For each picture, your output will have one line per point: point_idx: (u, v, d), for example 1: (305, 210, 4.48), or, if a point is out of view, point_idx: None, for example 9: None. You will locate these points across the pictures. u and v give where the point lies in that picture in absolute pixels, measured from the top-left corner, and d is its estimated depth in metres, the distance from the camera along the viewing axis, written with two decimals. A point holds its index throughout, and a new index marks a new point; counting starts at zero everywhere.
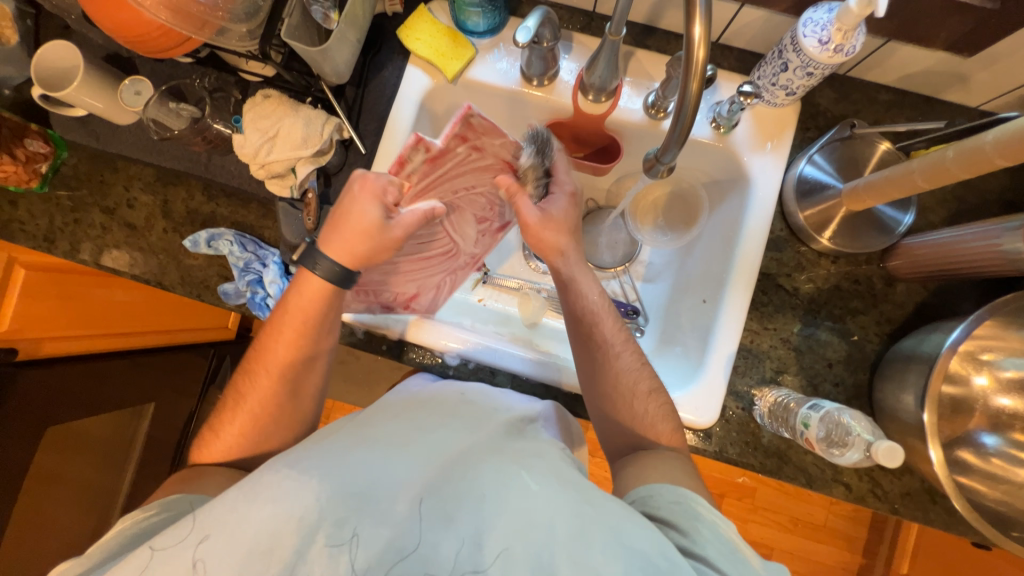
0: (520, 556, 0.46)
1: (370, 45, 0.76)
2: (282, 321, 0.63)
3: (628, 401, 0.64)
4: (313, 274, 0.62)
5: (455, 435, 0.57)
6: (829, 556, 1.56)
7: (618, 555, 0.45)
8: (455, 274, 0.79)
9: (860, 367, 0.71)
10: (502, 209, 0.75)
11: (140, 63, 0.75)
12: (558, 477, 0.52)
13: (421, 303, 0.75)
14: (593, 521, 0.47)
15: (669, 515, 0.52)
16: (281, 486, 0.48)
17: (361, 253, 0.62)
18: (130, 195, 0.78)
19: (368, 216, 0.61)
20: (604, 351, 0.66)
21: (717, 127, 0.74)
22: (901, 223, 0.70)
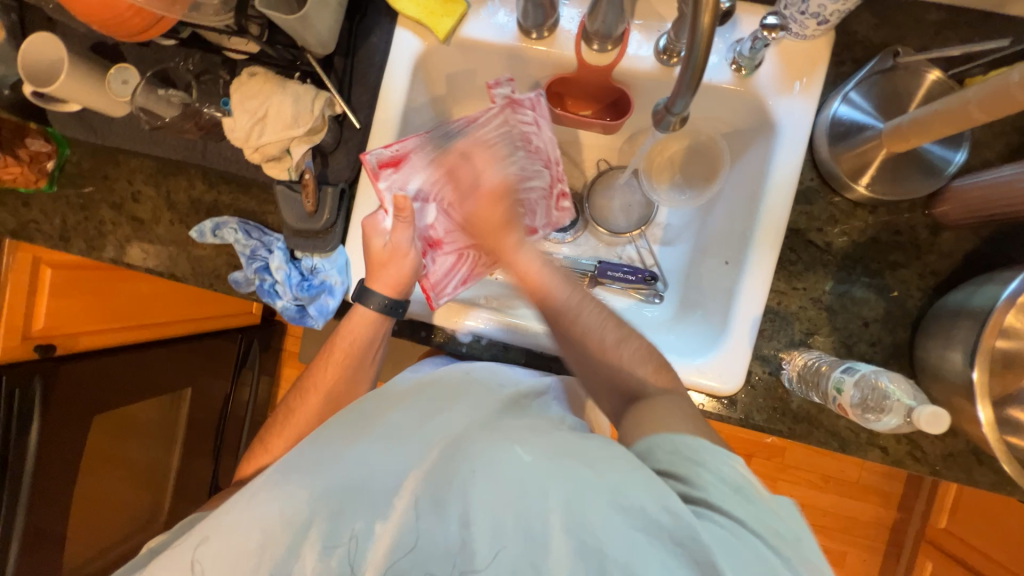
0: (513, 531, 0.47)
1: (356, 8, 0.71)
2: (342, 346, 0.67)
3: (601, 356, 0.60)
4: (364, 304, 0.66)
5: (452, 421, 0.57)
6: (862, 512, 1.54)
7: (612, 517, 0.44)
8: (477, 259, 0.73)
9: (899, 324, 0.66)
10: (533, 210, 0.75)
11: (125, 50, 0.72)
12: (552, 448, 0.51)
13: (435, 272, 0.71)
14: (588, 491, 0.46)
15: (667, 465, 0.48)
16: (271, 490, 0.51)
17: (405, 280, 0.66)
18: (134, 189, 0.78)
19: (406, 231, 0.65)
20: (566, 318, 0.62)
21: (738, 69, 0.67)
22: (951, 163, 0.63)
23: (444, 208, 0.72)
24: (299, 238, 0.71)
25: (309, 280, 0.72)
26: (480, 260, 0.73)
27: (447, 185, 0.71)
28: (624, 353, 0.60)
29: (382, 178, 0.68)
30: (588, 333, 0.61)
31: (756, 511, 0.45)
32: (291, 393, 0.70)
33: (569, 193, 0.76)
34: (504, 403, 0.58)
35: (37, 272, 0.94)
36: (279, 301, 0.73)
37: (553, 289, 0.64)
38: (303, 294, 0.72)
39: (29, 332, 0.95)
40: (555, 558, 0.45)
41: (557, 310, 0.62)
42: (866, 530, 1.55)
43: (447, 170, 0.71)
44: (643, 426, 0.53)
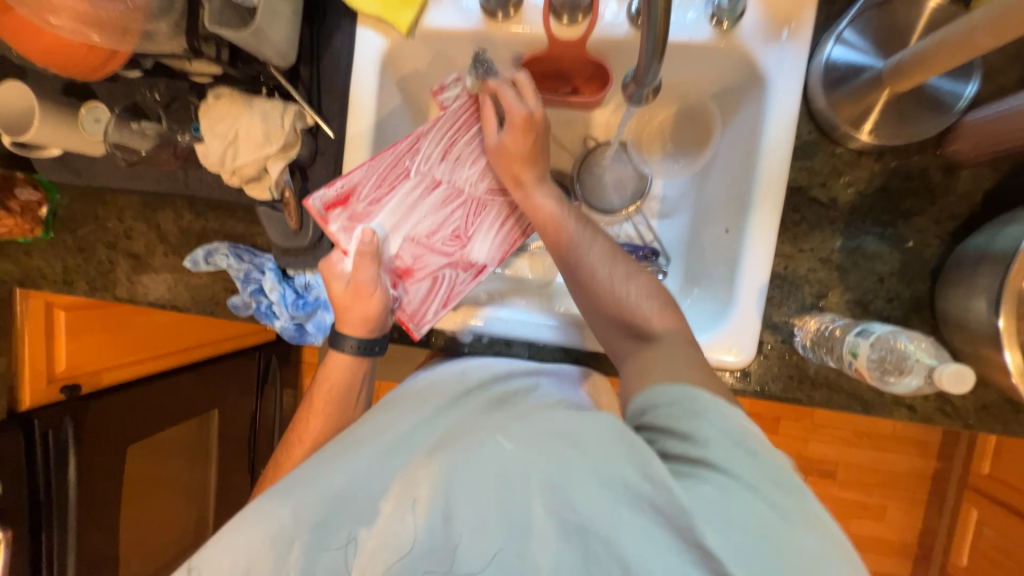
0: (495, 524, 0.47)
1: (315, 13, 0.69)
2: (324, 392, 0.68)
3: (629, 308, 0.58)
4: (340, 350, 0.67)
5: (434, 421, 0.58)
6: (900, 465, 1.50)
7: (598, 493, 0.44)
8: (455, 277, 0.68)
9: (917, 275, 0.62)
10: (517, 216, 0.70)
11: (94, 87, 0.72)
12: (534, 433, 0.50)
13: (415, 299, 0.68)
14: (571, 469, 0.46)
15: (667, 423, 0.46)
16: (260, 511, 0.51)
17: (374, 316, 0.65)
18: (125, 226, 0.78)
19: (369, 269, 0.63)
20: (583, 267, 0.60)
21: (719, 23, 0.63)
22: (961, 98, 0.58)
23: (409, 231, 0.68)
24: (289, 257, 0.72)
25: (304, 297, 0.74)
26: (460, 278, 0.68)
27: (411, 205, 0.68)
28: (644, 306, 0.58)
29: (331, 221, 0.66)
30: (609, 285, 0.59)
31: (755, 463, 0.42)
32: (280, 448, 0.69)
33: None
34: (491, 400, 0.59)
35: (51, 316, 0.96)
36: (278, 321, 0.74)
37: (576, 241, 0.62)
38: (299, 312, 0.73)
39: (52, 373, 0.97)
40: (539, 544, 0.46)
41: (574, 263, 0.61)
42: (906, 482, 1.51)
43: (401, 193, 0.68)
44: (647, 377, 0.51)
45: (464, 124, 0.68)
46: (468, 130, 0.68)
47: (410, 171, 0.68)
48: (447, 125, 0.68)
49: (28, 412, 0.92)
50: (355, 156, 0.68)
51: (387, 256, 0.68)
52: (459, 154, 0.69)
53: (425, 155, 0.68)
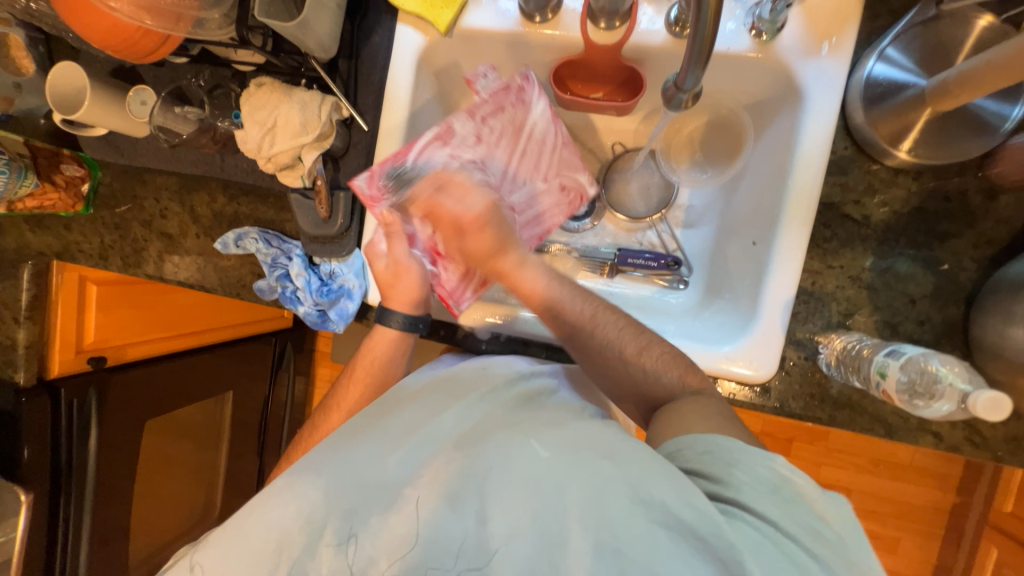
0: (528, 526, 0.47)
1: (356, 9, 0.71)
2: (367, 365, 0.73)
3: (620, 364, 0.61)
4: (387, 324, 0.71)
5: (467, 412, 0.58)
6: (917, 496, 1.46)
7: (633, 513, 0.44)
8: None
9: (951, 299, 0.61)
10: (553, 208, 0.75)
11: (143, 71, 0.75)
12: (568, 442, 0.51)
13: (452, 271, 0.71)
14: (606, 484, 0.46)
15: (695, 464, 0.48)
16: (292, 488, 0.52)
17: (418, 294, 0.70)
18: (161, 206, 0.81)
19: (400, 245, 0.70)
20: (580, 337, 0.62)
21: (758, 35, 0.62)
22: (1007, 119, 0.56)
23: None
24: (315, 244, 0.73)
25: (328, 285, 0.75)
26: None
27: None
28: (646, 361, 0.60)
29: (375, 202, 0.67)
30: (606, 346, 0.61)
31: (789, 510, 0.42)
32: (319, 410, 0.75)
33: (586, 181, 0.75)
34: (518, 398, 0.59)
35: (84, 289, 0.99)
36: (301, 306, 0.75)
37: (563, 306, 0.63)
38: (323, 299, 0.74)
39: (81, 345, 1.00)
40: (571, 555, 0.45)
41: (570, 329, 0.62)
42: (922, 515, 1.47)
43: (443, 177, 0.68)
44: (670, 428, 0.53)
45: (500, 106, 0.70)
46: (496, 114, 0.71)
47: (441, 149, 0.69)
48: (481, 110, 0.70)
49: (55, 381, 0.95)
50: (387, 150, 0.70)
51: (417, 229, 0.71)
52: (491, 137, 0.72)
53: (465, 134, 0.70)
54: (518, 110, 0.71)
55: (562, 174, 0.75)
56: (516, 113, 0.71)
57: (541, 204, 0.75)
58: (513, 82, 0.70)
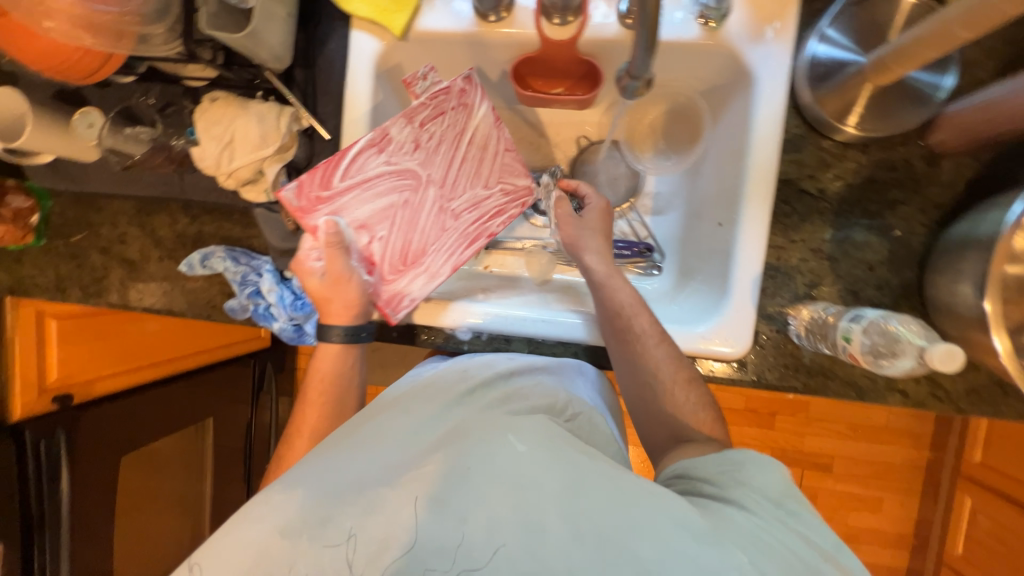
0: (510, 519, 0.48)
1: (308, 17, 0.70)
2: (316, 382, 0.69)
3: (671, 395, 0.61)
4: (328, 340, 0.68)
5: (448, 414, 0.59)
6: (895, 456, 1.52)
7: (619, 507, 0.47)
8: (435, 263, 0.67)
9: (905, 264, 0.64)
10: (498, 217, 0.69)
11: (89, 93, 0.72)
12: (545, 440, 0.52)
13: (390, 282, 0.67)
14: (585, 478, 0.49)
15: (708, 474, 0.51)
16: (272, 499, 0.51)
17: (355, 304, 0.67)
18: (119, 231, 0.78)
19: (341, 260, 0.65)
20: (641, 344, 0.62)
21: (706, 22, 0.64)
22: (940, 89, 0.60)
23: (388, 224, 0.67)
24: (286, 258, 0.73)
25: (302, 298, 0.74)
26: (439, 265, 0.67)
27: (373, 191, 0.67)
28: (685, 397, 0.61)
29: (306, 214, 0.65)
30: (653, 375, 0.61)
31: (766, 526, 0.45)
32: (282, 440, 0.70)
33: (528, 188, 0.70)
34: (497, 398, 0.60)
35: (43, 326, 0.94)
36: (276, 323, 0.74)
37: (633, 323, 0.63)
38: (298, 313, 0.74)
39: (43, 385, 0.95)
40: (551, 544, 0.46)
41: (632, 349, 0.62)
42: (901, 473, 1.53)
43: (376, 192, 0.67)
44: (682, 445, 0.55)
45: (439, 112, 0.68)
46: (436, 119, 0.68)
47: (377, 156, 0.66)
48: (419, 115, 0.67)
49: (17, 426, 0.90)
50: None
51: (353, 240, 0.67)
52: (429, 143, 0.68)
53: (400, 145, 0.67)
54: (459, 113, 0.68)
55: (504, 180, 0.69)
56: (456, 117, 0.68)
57: (484, 210, 0.69)
58: (455, 84, 0.67)
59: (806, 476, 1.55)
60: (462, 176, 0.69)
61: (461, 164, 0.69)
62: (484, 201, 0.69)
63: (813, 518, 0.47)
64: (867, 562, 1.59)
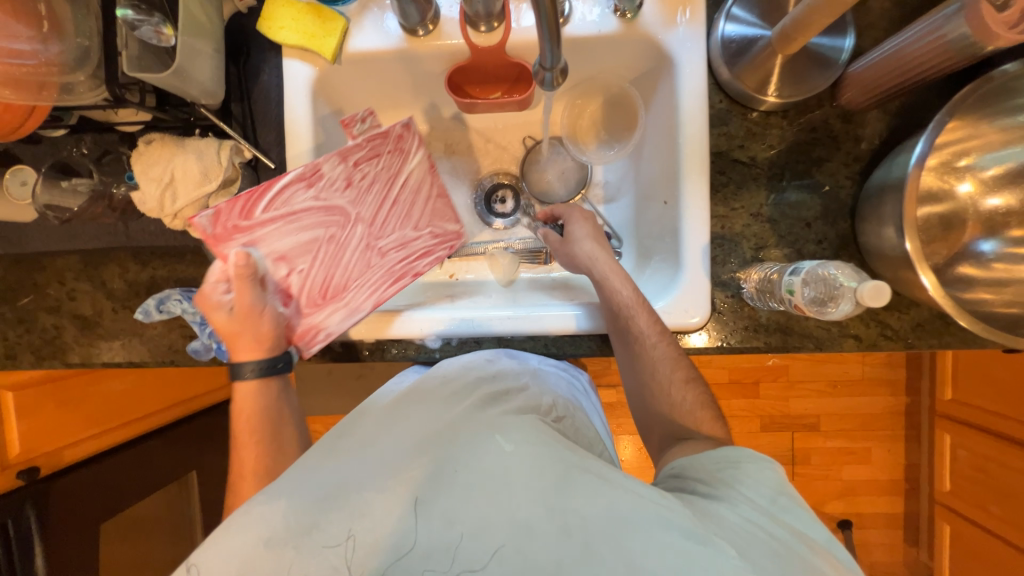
0: (496, 520, 0.49)
1: (238, 51, 0.70)
2: (243, 424, 0.65)
3: (665, 391, 0.63)
4: (241, 378, 0.65)
5: (435, 413, 0.59)
6: (875, 405, 1.58)
7: (609, 498, 0.49)
8: (355, 298, 0.69)
9: (838, 216, 0.68)
10: (422, 258, 0.72)
11: (19, 151, 0.70)
12: (533, 437, 0.54)
13: (308, 315, 0.68)
14: (571, 475, 0.50)
15: (705, 474, 0.53)
16: (254, 512, 0.50)
17: (268, 336, 0.65)
18: (67, 288, 0.75)
19: (250, 292, 0.64)
20: (641, 345, 0.63)
21: (622, 14, 0.68)
22: (842, 50, 0.64)
23: (308, 260, 0.68)
24: None
25: None
26: (361, 301, 0.69)
27: (298, 226, 0.67)
28: (676, 394, 0.63)
29: (220, 243, 0.64)
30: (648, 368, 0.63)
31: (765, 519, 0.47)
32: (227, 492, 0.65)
33: (456, 236, 0.75)
34: (485, 397, 0.60)
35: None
36: None
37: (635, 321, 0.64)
38: None
39: (6, 460, 0.89)
40: (540, 540, 0.47)
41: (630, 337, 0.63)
42: (883, 421, 1.59)
43: (300, 229, 0.67)
44: None
45: (376, 154, 0.70)
46: (372, 160, 0.70)
47: (305, 191, 0.67)
48: (353, 154, 0.68)
49: None
50: None
51: (269, 271, 0.67)
52: (361, 182, 0.70)
53: (329, 182, 0.68)
54: (395, 157, 0.71)
55: (433, 224, 0.73)
56: (393, 159, 0.71)
57: (411, 250, 0.72)
58: (390, 130, 0.69)
59: (796, 438, 1.59)
60: (388, 215, 0.71)
61: (389, 205, 0.71)
62: (410, 242, 0.72)
63: (805, 513, 0.49)
64: (866, 513, 1.63)
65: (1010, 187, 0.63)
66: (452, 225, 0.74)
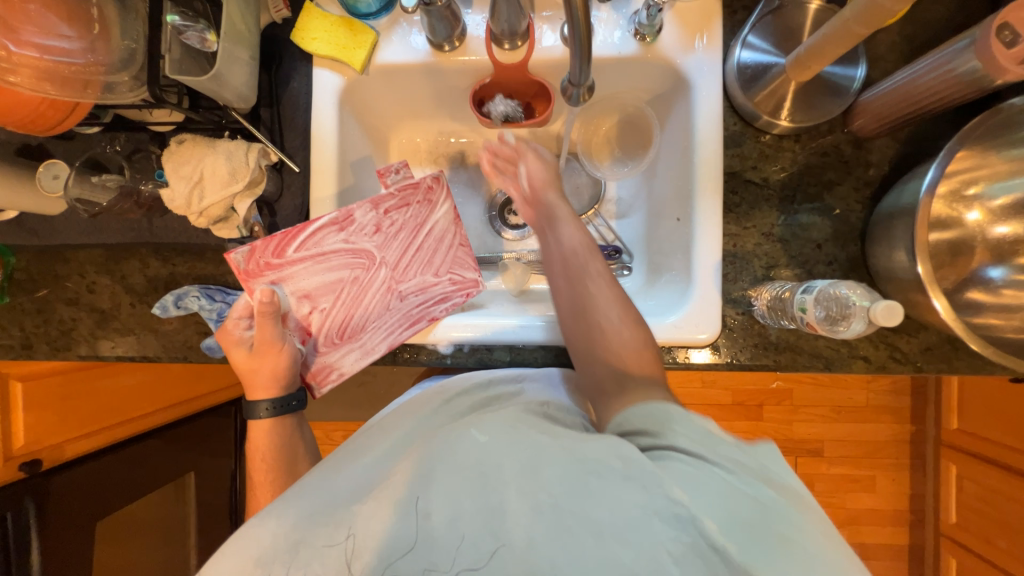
0: (471, 512, 0.48)
1: (270, 59, 0.73)
2: (259, 463, 0.69)
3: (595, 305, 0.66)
4: (257, 416, 0.68)
5: (426, 421, 0.63)
6: (879, 433, 1.57)
7: (567, 472, 0.47)
8: (371, 338, 0.71)
9: (849, 239, 0.69)
10: (440, 303, 0.72)
11: (53, 147, 0.73)
12: (505, 427, 0.54)
13: (323, 353, 0.71)
14: (540, 454, 0.49)
15: (641, 424, 0.50)
16: (252, 529, 0.51)
17: (283, 371, 0.67)
18: (88, 281, 0.76)
19: (271, 328, 0.65)
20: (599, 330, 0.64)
21: (642, 38, 0.70)
22: (854, 79, 0.67)
23: (332, 299, 0.72)
24: None
25: None
26: (376, 339, 0.71)
27: (326, 265, 0.71)
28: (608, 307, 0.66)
29: (253, 276, 0.70)
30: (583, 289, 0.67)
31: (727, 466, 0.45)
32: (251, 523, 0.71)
33: (476, 285, 0.74)
34: (473, 403, 0.65)
35: (8, 389, 0.90)
36: None
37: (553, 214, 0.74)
38: None
39: (10, 452, 0.89)
40: (515, 523, 0.47)
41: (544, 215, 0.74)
42: (887, 449, 1.57)
43: (328, 269, 0.71)
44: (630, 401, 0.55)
45: (406, 201, 0.75)
46: (401, 208, 0.74)
47: (336, 235, 0.71)
48: (385, 203, 0.74)
49: None
50: (321, 187, 0.72)
51: (293, 307, 0.71)
52: (390, 229, 0.74)
53: (361, 228, 0.73)
54: (423, 206, 0.75)
55: (454, 271, 0.74)
56: (421, 207, 0.75)
57: (428, 296, 0.72)
58: (420, 185, 0.75)
59: (799, 463, 1.58)
60: (411, 261, 0.74)
61: (413, 250, 0.74)
62: (429, 287, 0.73)
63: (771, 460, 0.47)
64: (870, 544, 1.60)
65: (1018, 216, 0.64)
66: (473, 271, 0.74)
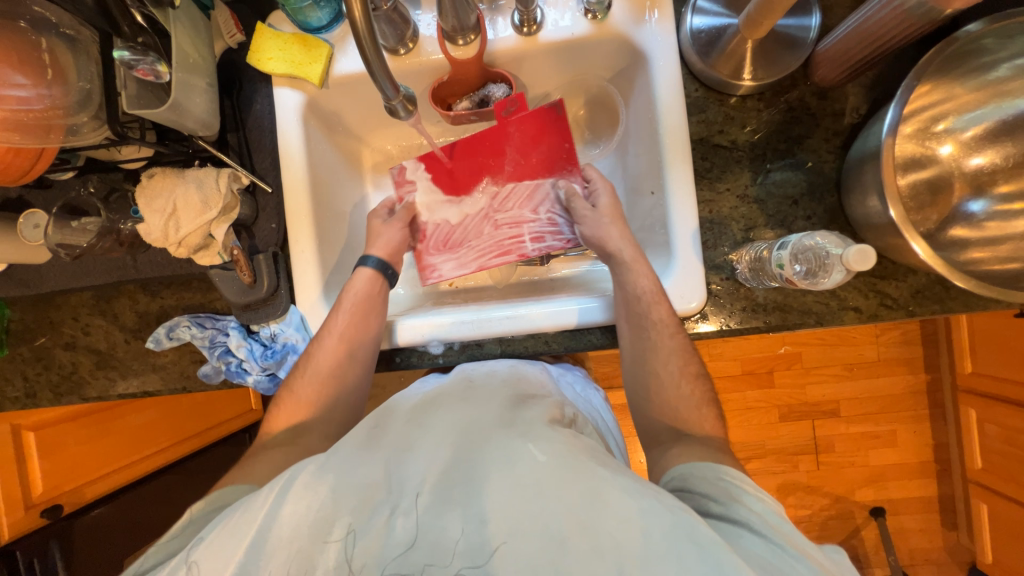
0: (525, 527, 0.47)
1: (230, 84, 0.74)
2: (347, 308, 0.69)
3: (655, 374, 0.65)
4: (364, 266, 0.73)
5: (480, 414, 0.59)
6: (894, 386, 1.54)
7: (634, 509, 0.45)
8: (469, 253, 0.79)
9: (825, 191, 0.68)
10: (532, 242, 0.78)
11: (32, 198, 0.74)
12: (566, 447, 0.52)
13: (429, 254, 0.80)
14: (602, 484, 0.47)
15: (707, 489, 0.51)
16: (299, 484, 0.52)
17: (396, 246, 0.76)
18: (82, 323, 0.78)
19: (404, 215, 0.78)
20: (650, 331, 0.65)
21: (593, 16, 0.70)
22: (810, 28, 0.66)
23: (444, 212, 0.81)
24: (248, 312, 0.73)
25: (272, 347, 0.75)
26: (473, 258, 0.79)
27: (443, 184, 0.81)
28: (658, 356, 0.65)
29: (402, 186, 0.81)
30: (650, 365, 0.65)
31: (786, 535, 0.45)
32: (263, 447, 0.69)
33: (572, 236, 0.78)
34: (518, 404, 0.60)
35: (20, 441, 0.92)
36: (250, 377, 0.75)
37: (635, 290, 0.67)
38: (269, 362, 0.74)
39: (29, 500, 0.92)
40: (571, 556, 0.44)
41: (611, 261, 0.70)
42: (906, 401, 1.55)
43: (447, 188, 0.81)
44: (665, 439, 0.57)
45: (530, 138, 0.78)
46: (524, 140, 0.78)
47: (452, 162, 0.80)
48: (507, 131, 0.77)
49: None
50: (297, 205, 0.72)
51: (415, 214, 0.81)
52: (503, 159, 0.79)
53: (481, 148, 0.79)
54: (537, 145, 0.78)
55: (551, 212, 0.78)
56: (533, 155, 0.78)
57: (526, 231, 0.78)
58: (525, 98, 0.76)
59: (816, 426, 1.56)
60: (512, 194, 0.79)
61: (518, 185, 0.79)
62: (524, 224, 0.79)
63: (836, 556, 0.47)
64: (898, 499, 1.58)
65: (993, 145, 0.63)
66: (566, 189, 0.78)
